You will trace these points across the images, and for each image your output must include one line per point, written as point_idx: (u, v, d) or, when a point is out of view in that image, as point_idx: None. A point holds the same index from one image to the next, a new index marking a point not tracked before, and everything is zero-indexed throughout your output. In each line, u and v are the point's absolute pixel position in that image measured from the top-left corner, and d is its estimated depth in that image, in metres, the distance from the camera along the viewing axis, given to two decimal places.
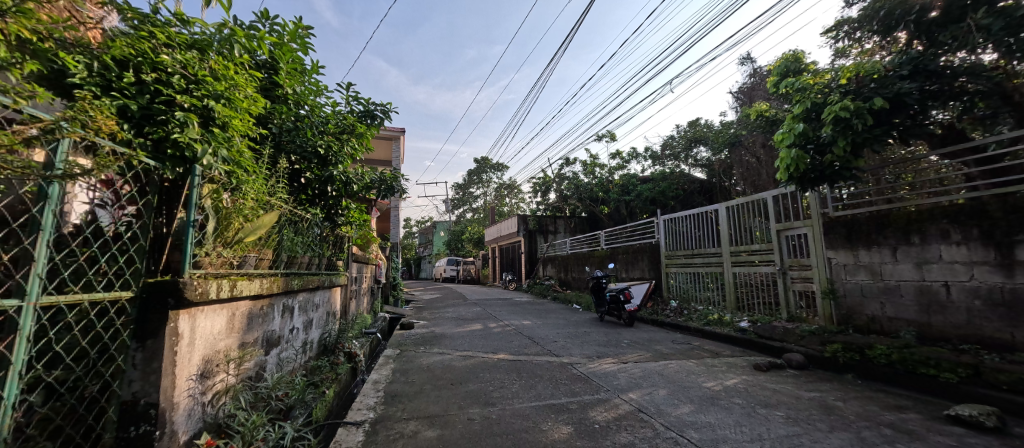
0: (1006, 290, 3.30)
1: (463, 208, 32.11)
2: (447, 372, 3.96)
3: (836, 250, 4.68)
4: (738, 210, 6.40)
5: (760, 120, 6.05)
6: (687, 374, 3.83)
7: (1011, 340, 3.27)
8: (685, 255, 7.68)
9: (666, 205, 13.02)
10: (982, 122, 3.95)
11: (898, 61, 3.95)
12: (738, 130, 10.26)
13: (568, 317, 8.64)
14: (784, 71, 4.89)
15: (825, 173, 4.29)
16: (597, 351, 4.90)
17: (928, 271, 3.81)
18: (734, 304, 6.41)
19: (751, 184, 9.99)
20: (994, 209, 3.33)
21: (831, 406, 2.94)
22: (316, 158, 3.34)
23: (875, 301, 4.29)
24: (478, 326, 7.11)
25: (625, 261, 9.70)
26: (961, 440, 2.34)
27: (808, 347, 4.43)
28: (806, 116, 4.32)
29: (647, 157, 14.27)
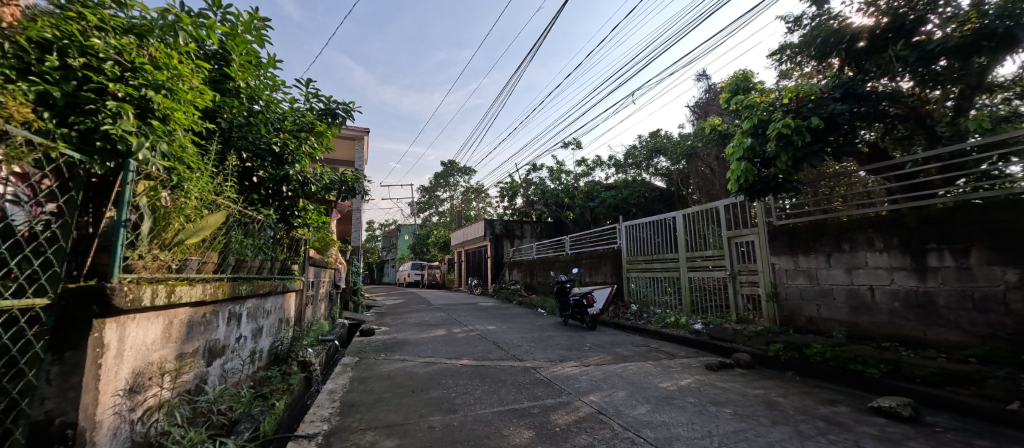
0: (919, 293, 3.69)
1: (429, 212, 31.59)
2: (408, 379, 3.85)
3: (780, 256, 5.04)
4: (694, 218, 6.74)
5: (713, 133, 6.43)
6: (645, 375, 3.96)
7: (923, 337, 3.66)
8: (645, 260, 7.96)
9: (628, 211, 13.48)
10: (901, 142, 4.43)
11: (832, 84, 4.34)
12: (694, 142, 10.85)
13: (533, 321, 8.69)
14: (735, 88, 5.24)
15: (770, 185, 4.62)
16: (561, 355, 4.96)
17: (856, 275, 4.19)
18: (689, 307, 6.72)
19: (706, 194, 10.58)
20: (910, 219, 3.73)
21: (774, 402, 3.14)
22: (270, 156, 3.16)
23: (812, 304, 4.65)
24: (442, 332, 6.99)
25: (589, 266, 9.93)
26: (882, 429, 2.58)
27: (755, 347, 4.72)
28: (753, 131, 4.64)
29: (611, 165, 14.73)
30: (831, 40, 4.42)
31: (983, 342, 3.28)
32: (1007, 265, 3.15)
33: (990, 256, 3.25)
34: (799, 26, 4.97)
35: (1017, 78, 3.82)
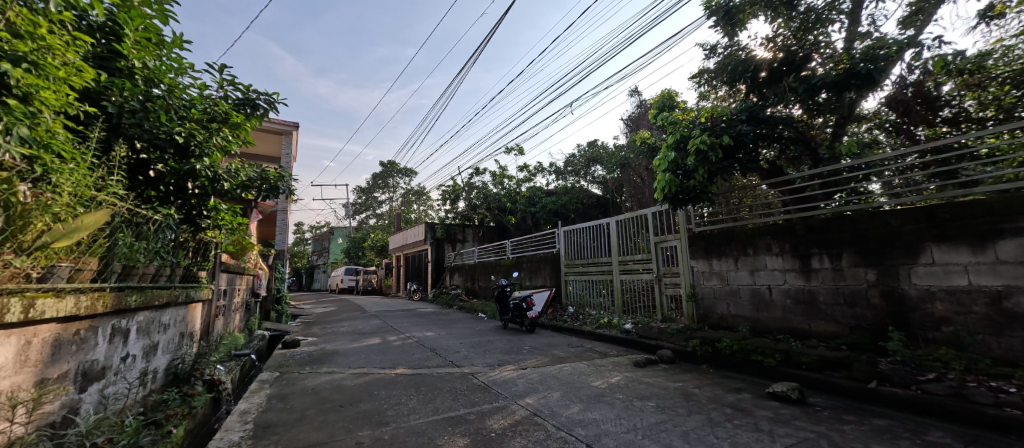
0: (805, 291, 4.28)
1: (366, 214, 30.06)
2: (336, 393, 3.60)
3: (697, 259, 5.55)
4: (625, 224, 7.17)
5: (643, 146, 6.93)
6: (579, 375, 4.12)
7: (808, 329, 4.26)
8: (581, 263, 8.31)
9: (567, 217, 14.00)
10: (793, 161, 5.13)
11: (740, 108, 4.90)
12: (627, 153, 11.61)
13: (473, 326, 8.62)
14: (661, 106, 5.70)
15: (690, 196, 5.07)
16: (499, 359, 4.97)
17: (758, 276, 4.75)
18: (621, 308, 7.12)
19: (637, 202, 11.35)
20: (799, 228, 4.33)
21: (690, 393, 3.44)
22: (172, 148, 2.78)
23: (723, 302, 5.19)
24: (376, 340, 6.65)
25: (529, 269, 10.13)
26: (776, 411, 2.94)
27: (676, 343, 5.14)
28: (677, 146, 5.07)
29: (551, 171, 15.22)
30: (739, 69, 5.01)
31: (851, 332, 3.89)
32: (869, 266, 3.78)
33: (856, 259, 3.87)
34: (714, 54, 5.56)
35: (876, 112, 4.63)
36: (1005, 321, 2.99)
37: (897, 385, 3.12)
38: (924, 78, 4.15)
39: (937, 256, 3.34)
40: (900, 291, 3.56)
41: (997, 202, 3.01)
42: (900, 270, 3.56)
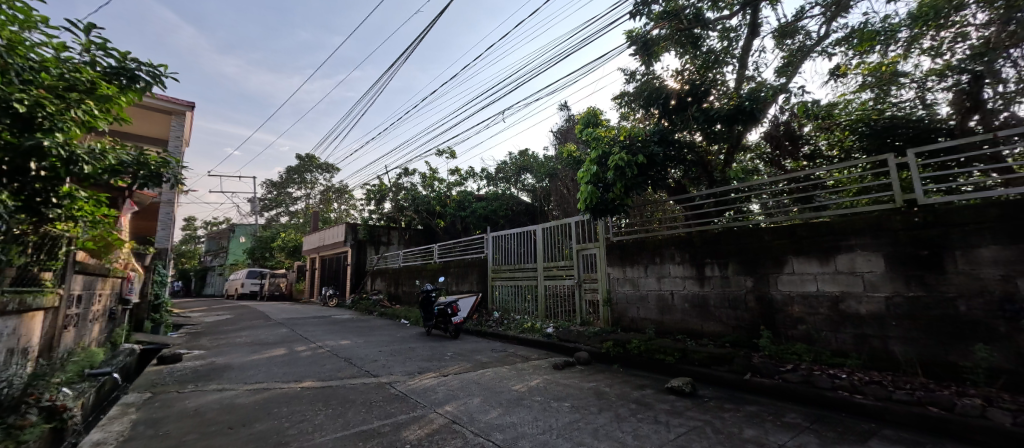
0: (699, 295, 4.85)
1: (276, 211, 27.13)
2: (226, 413, 3.16)
3: (613, 266, 5.98)
4: (550, 232, 7.44)
5: (569, 158, 7.31)
6: (500, 380, 4.16)
7: (700, 329, 4.82)
8: (508, 269, 8.43)
9: (496, 223, 14.09)
10: (693, 181, 5.81)
11: (653, 130, 5.41)
12: (555, 164, 12.12)
13: (394, 333, 8.22)
14: (586, 122, 6.08)
15: (608, 207, 5.45)
16: (419, 367, 4.81)
17: (663, 282, 5.27)
18: (543, 313, 7.36)
19: (563, 210, 11.87)
20: (696, 240, 4.91)
21: (602, 392, 3.68)
22: (8, 117, 2.23)
23: (634, 306, 5.65)
24: (281, 351, 6.00)
25: (456, 274, 10.01)
26: (672, 404, 3.27)
27: (592, 345, 5.47)
28: (598, 160, 5.44)
29: (483, 177, 15.28)
30: (653, 95, 5.56)
31: (733, 331, 4.50)
32: (748, 274, 4.41)
33: (739, 268, 4.49)
34: (633, 79, 6.09)
35: (757, 144, 5.46)
36: (840, 320, 3.70)
37: (765, 375, 3.67)
38: (791, 119, 5.02)
39: (796, 267, 4.02)
40: (769, 296, 4.22)
41: (837, 223, 3.74)
42: (770, 278, 4.21)
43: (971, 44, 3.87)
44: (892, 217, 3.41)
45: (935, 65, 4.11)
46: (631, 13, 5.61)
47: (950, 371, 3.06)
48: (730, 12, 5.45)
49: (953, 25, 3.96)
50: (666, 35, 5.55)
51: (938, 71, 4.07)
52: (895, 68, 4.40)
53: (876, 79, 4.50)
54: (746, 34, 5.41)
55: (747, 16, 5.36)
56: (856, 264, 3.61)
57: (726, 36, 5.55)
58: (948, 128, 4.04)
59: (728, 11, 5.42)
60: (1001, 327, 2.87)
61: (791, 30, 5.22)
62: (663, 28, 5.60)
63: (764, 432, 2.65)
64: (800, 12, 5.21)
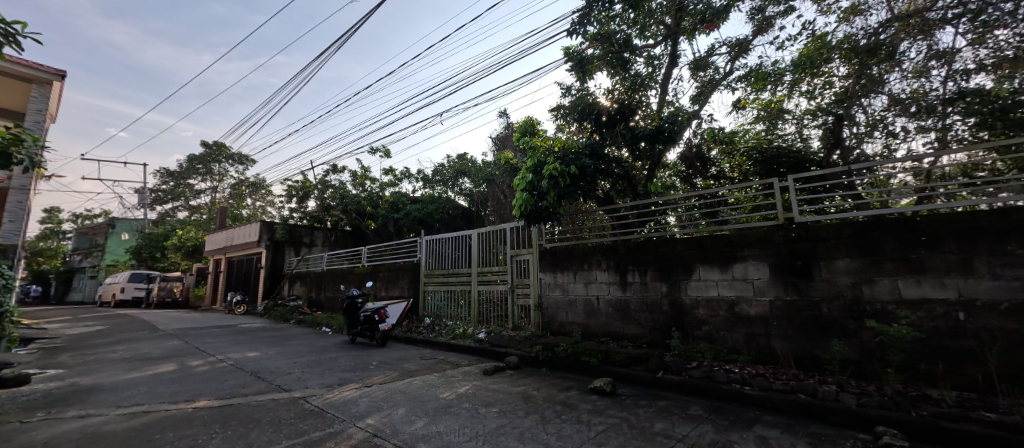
0: (622, 300, 5.19)
1: (173, 204, 23.60)
2: (90, 444, 2.64)
3: (545, 272, 6.16)
4: (485, 237, 7.42)
5: (506, 165, 7.41)
6: (427, 388, 4.04)
7: (621, 331, 5.17)
8: (441, 274, 8.24)
9: (431, 226, 13.75)
10: (620, 193, 6.22)
11: (585, 144, 5.69)
12: (493, 170, 12.22)
13: (312, 343, 7.57)
14: (523, 131, 6.22)
15: (542, 215, 5.62)
16: (340, 378, 4.49)
17: (590, 288, 5.56)
18: (476, 318, 7.32)
19: (499, 216, 11.97)
20: (620, 248, 5.25)
21: (529, 395, 3.75)
22: None
23: (563, 311, 5.88)
24: (171, 366, 5.19)
25: (386, 279, 9.57)
26: (594, 404, 3.45)
27: (522, 350, 5.56)
28: (534, 169, 5.58)
29: (419, 178, 14.85)
30: (587, 110, 5.88)
31: (649, 333, 4.89)
32: (663, 280, 4.83)
33: (656, 275, 4.90)
34: (569, 94, 6.39)
35: (674, 163, 6.04)
36: (735, 321, 4.21)
37: (675, 372, 4.04)
38: (701, 143, 5.65)
39: (702, 274, 4.50)
40: (680, 300, 4.66)
41: (735, 236, 4.26)
42: (681, 284, 4.65)
43: (835, 91, 4.69)
44: (776, 232, 3.98)
45: (810, 106, 4.90)
46: (568, 31, 5.90)
47: (815, 363, 3.65)
48: (654, 41, 5.99)
49: (823, 74, 4.77)
50: (599, 55, 5.92)
51: (812, 111, 4.86)
52: (781, 106, 5.18)
53: (767, 113, 5.24)
54: (667, 63, 5.98)
55: (668, 47, 5.93)
56: (749, 272, 4.14)
57: (651, 62, 6.08)
58: (819, 159, 4.87)
59: (653, 40, 5.95)
60: (851, 325, 3.50)
61: (704, 63, 5.88)
62: (597, 48, 5.97)
63: (672, 424, 2.91)
64: (711, 49, 5.89)
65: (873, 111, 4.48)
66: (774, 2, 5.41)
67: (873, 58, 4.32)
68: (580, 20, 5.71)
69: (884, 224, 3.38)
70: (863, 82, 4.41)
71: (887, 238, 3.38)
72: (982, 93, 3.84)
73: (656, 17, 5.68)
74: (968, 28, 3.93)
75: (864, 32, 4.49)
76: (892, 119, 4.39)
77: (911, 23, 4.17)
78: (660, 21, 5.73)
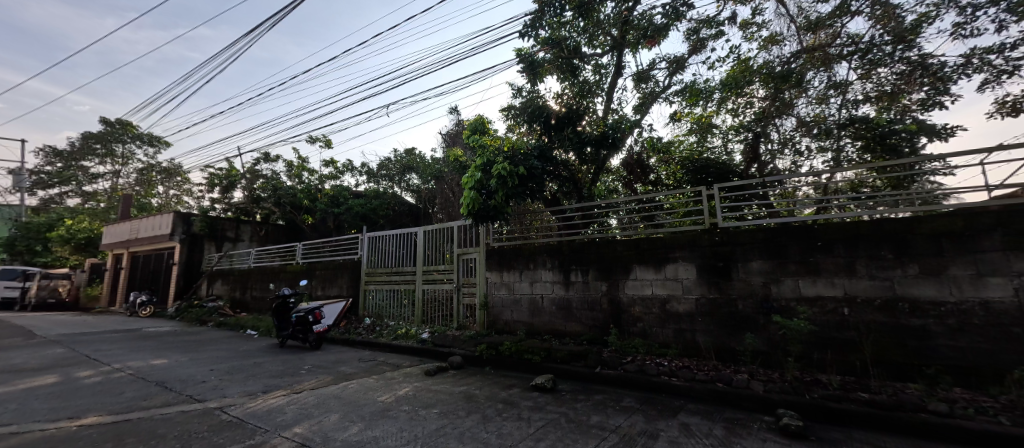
0: (565, 298, 5.35)
1: (60, 189, 20.18)
2: None
3: (491, 271, 6.17)
4: (430, 235, 7.23)
5: (455, 162, 7.31)
6: (364, 392, 3.85)
7: (563, 329, 5.33)
8: (383, 272, 7.90)
9: (375, 222, 13.14)
10: (566, 195, 6.41)
11: (534, 145, 5.77)
12: (442, 166, 12.00)
13: (234, 347, 6.88)
14: (473, 129, 6.17)
15: (490, 214, 5.61)
16: (265, 385, 4.13)
17: (535, 287, 5.66)
18: (420, 318, 7.12)
19: (447, 214, 11.79)
20: (564, 248, 5.40)
21: (471, 395, 3.72)
22: None
23: (508, 309, 5.93)
24: (51, 379, 4.43)
25: (323, 278, 8.99)
26: (535, 401, 3.52)
27: (467, 349, 5.51)
28: (483, 168, 5.55)
29: (363, 172, 14.17)
30: (537, 112, 5.99)
31: (590, 330, 5.09)
32: (603, 280, 5.05)
33: (597, 274, 5.11)
34: (519, 95, 6.47)
35: (617, 168, 6.35)
36: (666, 318, 4.53)
37: (611, 367, 4.25)
38: (642, 151, 6.01)
39: (638, 274, 4.77)
40: (618, 298, 4.90)
41: (668, 239, 4.58)
42: (620, 283, 4.90)
43: (754, 110, 5.22)
44: (703, 236, 4.34)
45: (734, 122, 5.42)
46: (520, 33, 5.96)
47: (732, 354, 4.04)
48: (602, 51, 6.24)
49: (745, 94, 5.25)
50: (549, 59, 6.05)
51: (736, 127, 5.37)
52: (710, 120, 5.66)
53: (698, 127, 5.71)
54: (613, 73, 6.27)
55: (615, 57, 6.22)
56: (679, 272, 4.47)
57: (598, 71, 6.33)
58: (740, 171, 5.45)
59: (600, 50, 6.20)
60: (761, 320, 3.92)
61: (646, 76, 6.25)
62: (547, 52, 6.10)
63: (607, 416, 3.05)
64: (652, 63, 6.28)
65: (784, 131, 5.08)
66: (707, 25, 5.90)
67: (785, 83, 4.88)
68: (532, 23, 5.80)
69: (790, 230, 3.83)
70: (777, 104, 4.97)
71: (792, 243, 3.83)
72: (867, 121, 4.54)
73: (604, 27, 5.93)
74: (858, 64, 4.59)
75: (780, 59, 5.02)
76: (799, 139, 5.00)
77: (816, 55, 4.77)
78: (607, 32, 5.98)
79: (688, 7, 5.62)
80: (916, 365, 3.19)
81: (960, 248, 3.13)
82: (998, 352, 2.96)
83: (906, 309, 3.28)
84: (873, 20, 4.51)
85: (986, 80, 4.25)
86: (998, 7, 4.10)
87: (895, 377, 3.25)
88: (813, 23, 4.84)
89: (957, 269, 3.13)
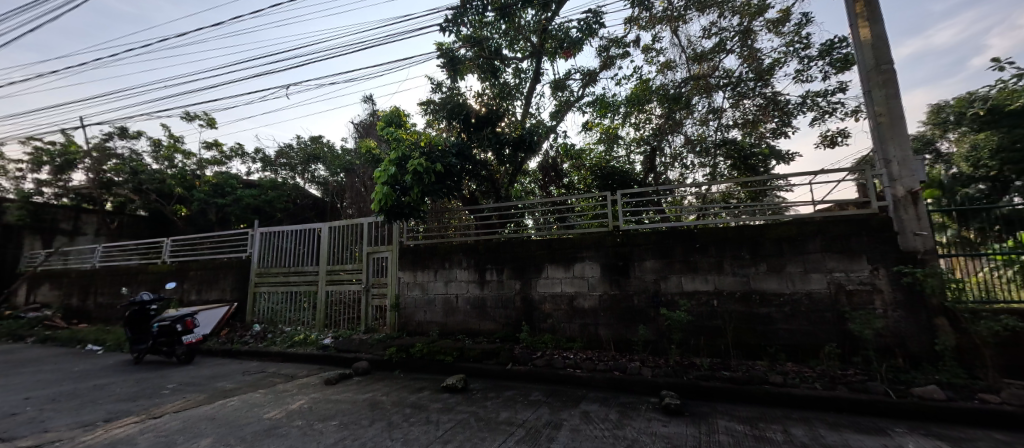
0: (479, 297, 5.37)
1: None
2: None
3: (404, 270, 5.92)
4: (337, 231, 6.64)
5: (368, 154, 6.85)
6: (247, 409, 3.38)
7: (477, 328, 5.34)
8: (278, 273, 7.03)
9: (271, 216, 11.54)
10: (484, 194, 6.44)
11: (453, 143, 5.66)
12: (353, 158, 11.17)
13: (67, 367, 5.50)
14: (388, 121, 5.84)
15: (403, 211, 5.34)
16: (111, 412, 3.38)
17: (450, 286, 5.58)
18: (322, 322, 6.51)
19: (358, 209, 10.99)
20: (481, 248, 5.41)
21: (376, 402, 3.51)
22: None
23: (421, 310, 5.75)
24: None
25: (200, 279, 7.69)
26: (445, 402, 3.46)
27: (374, 353, 5.20)
28: (397, 162, 5.27)
29: (256, 159, 12.48)
30: (456, 109, 5.91)
31: (503, 328, 5.19)
32: (516, 278, 5.18)
33: (511, 273, 5.23)
34: (439, 90, 6.31)
35: (534, 171, 6.58)
36: (573, 313, 4.82)
37: (522, 363, 4.39)
38: (556, 156, 6.35)
39: (550, 272, 5.00)
40: (530, 296, 5.08)
41: (577, 239, 4.88)
42: (532, 281, 5.08)
43: (652, 126, 5.85)
44: (606, 237, 4.72)
45: (636, 135, 6.00)
46: (441, 27, 5.84)
47: (627, 344, 4.47)
48: (521, 56, 6.39)
49: (645, 111, 5.83)
50: (470, 57, 6.03)
51: (638, 140, 5.96)
52: (616, 132, 6.17)
53: (605, 137, 6.20)
54: (531, 78, 6.48)
55: (534, 64, 6.43)
56: (585, 271, 4.79)
57: (518, 75, 6.49)
58: (639, 179, 6.06)
59: (520, 55, 6.35)
60: (651, 312, 4.41)
61: (562, 85, 6.57)
62: (469, 50, 6.06)
63: (515, 412, 3.14)
64: (568, 74, 6.64)
65: (674, 146, 5.79)
66: (616, 45, 6.44)
67: (676, 105, 5.57)
68: (454, 19, 5.72)
69: (677, 234, 4.37)
70: (669, 123, 5.66)
71: (678, 245, 4.37)
72: (735, 143, 5.42)
73: (524, 33, 6.09)
74: (730, 94, 5.42)
75: (673, 83, 5.69)
76: (686, 154, 5.74)
77: (700, 83, 5.51)
78: (527, 38, 6.15)
79: (600, 25, 6.06)
80: (763, 346, 3.89)
81: (795, 250, 3.90)
82: (816, 332, 3.75)
83: (757, 300, 3.98)
84: (742, 59, 5.37)
85: (815, 117, 5.37)
86: (824, 61, 5.19)
87: (748, 357, 3.92)
88: (698, 55, 5.57)
89: (792, 267, 3.89)
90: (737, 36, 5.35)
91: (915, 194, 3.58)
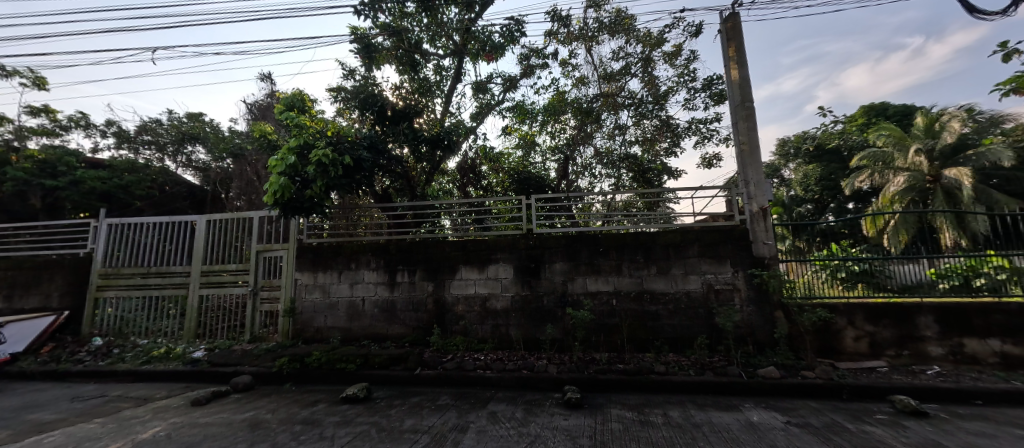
0: (388, 300, 5.09)
1: None
2: None
3: (302, 271, 5.33)
4: (217, 226, 5.71)
5: (262, 140, 6.04)
6: (75, 445, 2.70)
7: (385, 332, 5.05)
8: (133, 274, 5.78)
9: (128, 205, 9.48)
10: (398, 191, 6.14)
11: (364, 135, 5.28)
12: (244, 143, 9.79)
13: None
14: (289, 104, 5.24)
15: (303, 206, 4.80)
16: None
17: (356, 288, 5.18)
18: (192, 332, 5.53)
19: (247, 200, 9.65)
20: (392, 249, 5.13)
21: (259, 421, 3.09)
22: None
23: (321, 315, 5.24)
24: None
25: (10, 282, 5.97)
26: (343, 414, 3.19)
27: (260, 366, 4.57)
28: (298, 151, 4.71)
29: (107, 133, 10.15)
30: (370, 100, 5.54)
31: (413, 332, 4.99)
32: (429, 280, 5.03)
33: (423, 275, 5.05)
34: (351, 77, 5.87)
35: (453, 172, 6.49)
36: (485, 315, 4.84)
37: (432, 368, 4.27)
38: (475, 158, 6.36)
39: (463, 274, 4.96)
40: (442, 298, 4.97)
41: (491, 241, 4.92)
42: (445, 283, 4.98)
43: (565, 136, 6.19)
44: (520, 240, 4.85)
45: (552, 143, 6.29)
46: (355, 10, 5.43)
47: (535, 343, 4.65)
48: (443, 53, 6.25)
49: (561, 121, 6.16)
50: (388, 47, 5.73)
51: (553, 148, 6.26)
52: (533, 138, 6.38)
53: (524, 143, 6.39)
54: (453, 77, 6.39)
55: (455, 63, 6.34)
56: (499, 272, 4.86)
57: (439, 72, 6.35)
58: (553, 185, 6.37)
59: (442, 52, 6.21)
60: (559, 312, 4.65)
61: (483, 87, 6.61)
62: (387, 39, 5.75)
63: (420, 418, 3.03)
64: (489, 77, 6.70)
65: (585, 157, 6.21)
66: (536, 55, 6.69)
67: (587, 118, 5.99)
68: (370, 4, 5.37)
69: (583, 238, 4.68)
70: (581, 134, 6.07)
71: (584, 248, 4.68)
72: (635, 158, 6.03)
73: (446, 30, 5.97)
74: (633, 113, 6.01)
75: (586, 98, 6.10)
76: (594, 165, 6.20)
77: (609, 101, 6.01)
78: (450, 36, 6.05)
79: (521, 33, 6.23)
80: (651, 340, 4.37)
81: (678, 255, 4.46)
82: (692, 326, 4.33)
83: (648, 299, 4.46)
84: (643, 83, 5.99)
85: (698, 141, 6.24)
86: (706, 93, 6.06)
87: (639, 350, 4.36)
88: (608, 75, 6.06)
89: (676, 270, 4.44)
90: (640, 62, 5.96)
91: (765, 210, 4.37)
